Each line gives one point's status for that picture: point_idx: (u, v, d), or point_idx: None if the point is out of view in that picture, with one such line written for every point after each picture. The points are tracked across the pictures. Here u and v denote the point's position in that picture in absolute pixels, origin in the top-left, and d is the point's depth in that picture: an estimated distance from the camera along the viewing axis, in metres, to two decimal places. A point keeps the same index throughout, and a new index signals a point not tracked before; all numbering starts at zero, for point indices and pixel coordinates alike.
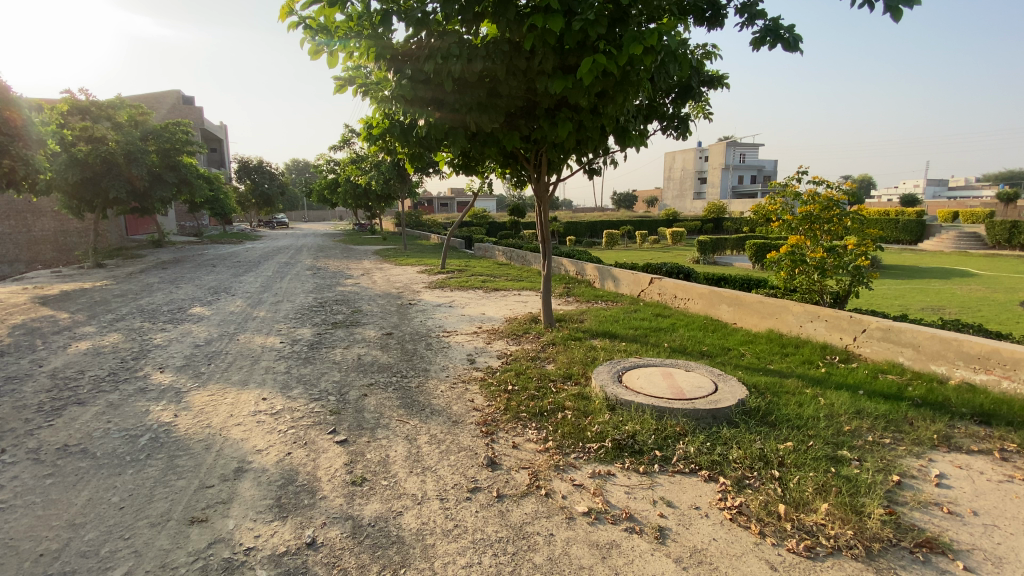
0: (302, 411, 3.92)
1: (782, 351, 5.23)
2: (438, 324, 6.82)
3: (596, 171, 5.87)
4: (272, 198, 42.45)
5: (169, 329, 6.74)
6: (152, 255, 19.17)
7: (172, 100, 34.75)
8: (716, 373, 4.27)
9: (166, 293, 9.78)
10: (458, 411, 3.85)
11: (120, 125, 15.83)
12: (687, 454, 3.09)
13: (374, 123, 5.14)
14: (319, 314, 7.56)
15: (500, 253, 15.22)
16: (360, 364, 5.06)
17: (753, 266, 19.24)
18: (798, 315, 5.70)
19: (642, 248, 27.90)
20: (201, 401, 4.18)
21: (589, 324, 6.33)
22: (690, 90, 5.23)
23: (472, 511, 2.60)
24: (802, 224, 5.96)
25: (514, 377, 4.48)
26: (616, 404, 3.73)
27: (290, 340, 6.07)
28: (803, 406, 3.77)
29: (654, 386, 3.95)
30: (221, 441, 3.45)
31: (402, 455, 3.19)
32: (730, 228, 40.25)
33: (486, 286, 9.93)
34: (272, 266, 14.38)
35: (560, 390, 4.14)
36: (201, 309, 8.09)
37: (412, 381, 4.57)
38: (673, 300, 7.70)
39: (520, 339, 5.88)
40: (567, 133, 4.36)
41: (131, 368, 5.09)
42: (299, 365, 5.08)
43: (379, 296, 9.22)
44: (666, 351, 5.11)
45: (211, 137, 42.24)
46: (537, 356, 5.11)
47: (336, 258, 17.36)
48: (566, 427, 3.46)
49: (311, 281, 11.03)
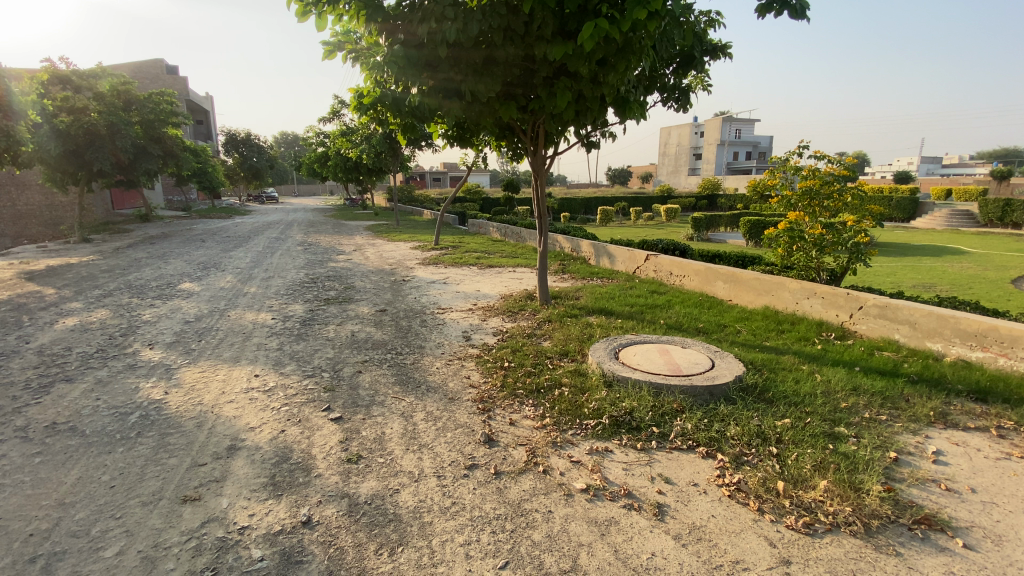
0: (296, 388, 3.86)
1: (777, 328, 5.23)
2: (432, 301, 6.74)
3: (595, 144, 5.72)
4: (261, 171, 41.66)
5: (158, 305, 6.62)
6: (139, 229, 18.81)
7: (156, 70, 33.64)
8: (713, 350, 4.26)
9: (155, 268, 9.60)
10: (454, 388, 3.81)
11: (101, 95, 15.27)
12: (685, 431, 3.07)
13: (365, 91, 4.96)
14: (311, 290, 7.45)
15: (494, 230, 15.07)
16: (354, 341, 5.00)
17: (749, 243, 19.21)
18: (794, 292, 5.68)
19: (637, 225, 27.77)
20: (192, 378, 4.12)
21: (585, 301, 6.28)
22: (692, 60, 5.09)
23: (470, 488, 2.57)
24: (802, 199, 5.88)
25: (511, 354, 4.44)
26: (614, 380, 3.71)
27: (282, 316, 5.98)
28: (801, 382, 3.77)
29: (652, 363, 3.93)
30: (213, 419, 3.39)
31: (398, 432, 3.15)
32: (725, 206, 40.12)
33: (480, 263, 9.83)
34: (263, 241, 14.15)
35: (557, 366, 4.11)
36: (191, 285, 7.95)
37: (407, 358, 4.52)
38: (669, 276, 7.66)
39: (516, 316, 5.83)
40: (565, 103, 4.21)
41: (119, 344, 4.99)
42: (292, 341, 5.01)
43: (372, 272, 9.10)
44: (663, 328, 5.08)
45: (196, 109, 41.09)
46: (533, 333, 5.07)
47: (328, 233, 17.14)
48: (563, 404, 3.42)
49: (302, 257, 10.87)
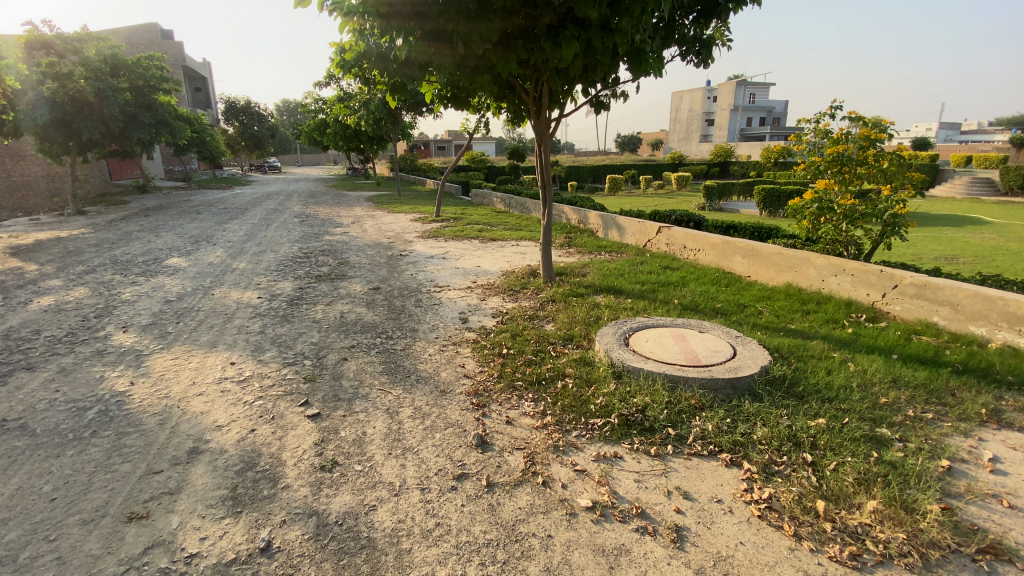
0: (273, 378, 3.51)
1: (802, 308, 4.81)
2: (429, 278, 6.34)
3: (604, 104, 5.17)
4: (262, 140, 40.83)
5: (140, 283, 6.25)
6: (136, 201, 18.38)
7: (149, 34, 32.45)
8: (734, 335, 3.86)
9: (144, 243, 9.23)
10: (446, 379, 3.44)
11: (87, 60, 14.50)
12: (705, 434, 2.70)
13: (347, 46, 4.44)
14: (303, 266, 7.06)
15: (498, 200, 14.52)
16: (343, 323, 4.62)
17: (761, 213, 18.52)
18: (820, 268, 5.24)
19: (646, 194, 26.98)
20: (162, 366, 3.78)
21: (592, 278, 5.86)
22: (715, 7, 4.50)
23: (457, 505, 2.22)
24: (831, 165, 5.33)
25: (510, 339, 4.06)
26: (624, 371, 3.32)
27: (269, 294, 5.61)
28: (834, 373, 3.38)
29: (667, 351, 3.53)
30: (178, 416, 3.06)
31: (380, 432, 2.80)
32: (737, 174, 38.94)
33: (481, 236, 9.37)
34: (260, 213, 13.73)
35: (560, 354, 3.71)
36: (179, 260, 7.57)
37: (398, 343, 4.15)
38: (682, 251, 7.20)
39: (517, 295, 5.43)
40: (572, 54, 3.70)
41: (92, 327, 4.65)
42: (275, 323, 4.64)
43: (369, 246, 8.67)
44: (677, 309, 4.67)
45: (194, 76, 39.97)
46: (535, 315, 4.68)
47: (327, 204, 16.64)
48: (567, 399, 3.05)
49: (298, 230, 10.45)
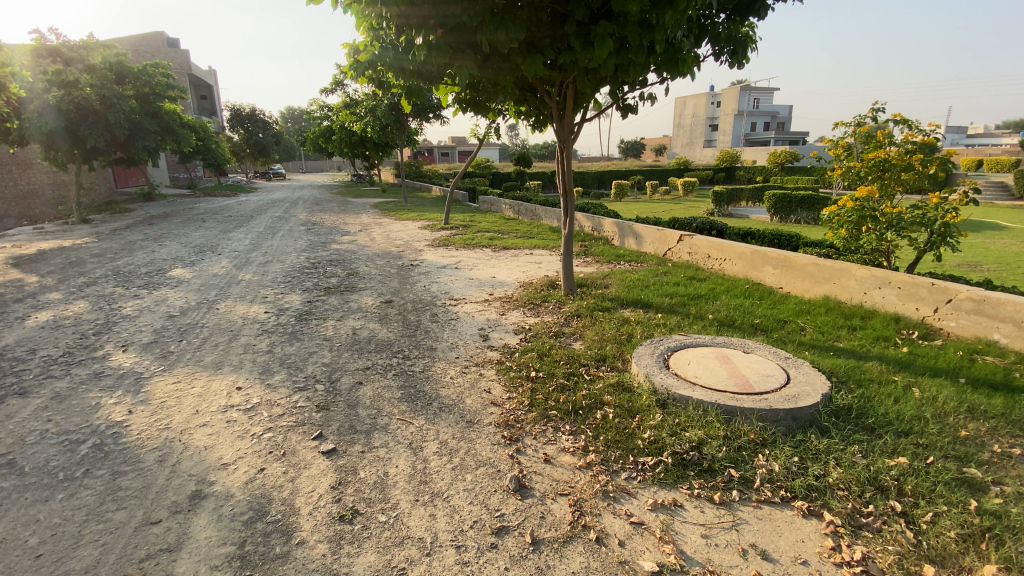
0: (283, 406, 3.20)
1: (846, 323, 4.49)
2: (444, 290, 6.04)
3: (632, 108, 4.88)
4: (267, 147, 40.82)
5: (142, 296, 5.98)
6: (141, 209, 18.22)
7: (155, 42, 32.52)
8: (784, 358, 3.55)
9: (148, 252, 8.98)
10: (472, 407, 3.12)
11: (93, 66, 14.28)
12: (773, 477, 2.41)
13: (362, 47, 4.18)
14: (310, 277, 6.77)
15: (506, 207, 14.25)
16: (355, 341, 4.31)
17: (772, 219, 18.21)
18: (862, 280, 4.92)
19: (653, 200, 26.68)
20: (163, 392, 3.49)
21: (616, 290, 5.55)
22: (753, 3, 4.21)
23: (500, 569, 1.91)
24: (872, 171, 5.02)
25: (538, 360, 3.75)
26: (669, 400, 3.01)
27: (276, 309, 5.32)
28: (903, 403, 3.05)
29: (715, 375, 3.23)
30: (179, 452, 2.76)
31: (405, 473, 2.49)
32: (743, 179, 38.64)
33: (493, 244, 9.08)
34: (265, 220, 13.49)
35: (595, 378, 3.40)
36: (183, 272, 7.31)
37: (416, 364, 3.84)
38: (706, 260, 6.90)
39: (538, 309, 5.12)
40: (606, 53, 3.43)
41: (90, 346, 4.36)
42: (284, 341, 4.35)
43: (378, 256, 8.40)
44: (713, 325, 4.36)
45: (200, 84, 40.08)
46: (561, 332, 4.37)
47: (333, 211, 16.40)
48: (610, 433, 2.75)
49: (305, 239, 10.20)
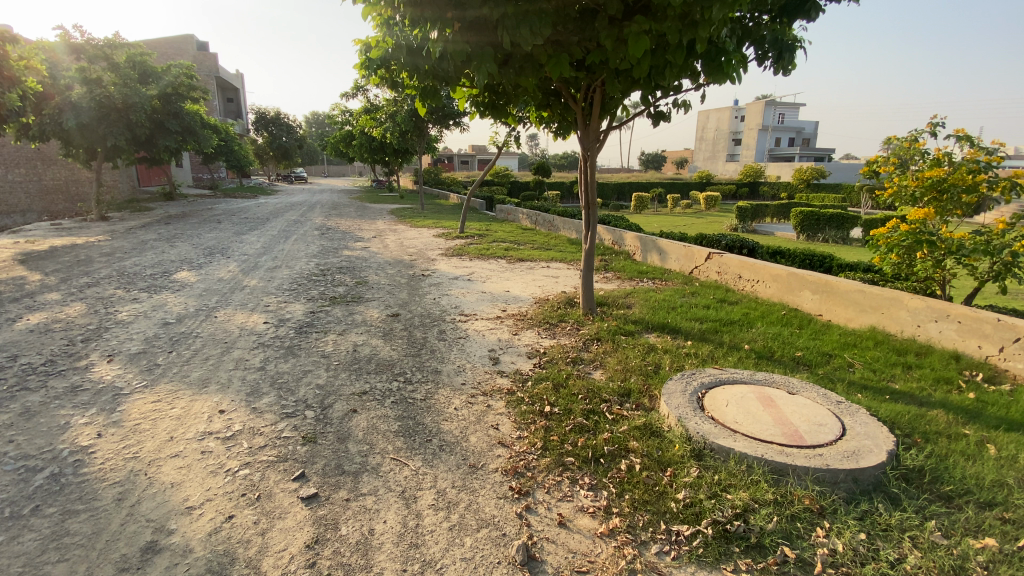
0: (265, 436, 2.86)
1: (898, 360, 4.02)
2: (454, 304, 5.69)
3: (664, 115, 4.50)
4: (290, 150, 41.31)
5: (141, 300, 5.75)
6: (160, 208, 18.35)
7: (186, 46, 33.21)
8: (835, 403, 3.11)
9: (158, 253, 8.82)
10: (476, 447, 2.74)
11: (117, 65, 14.40)
12: (837, 561, 1.98)
13: (375, 43, 3.89)
14: (317, 285, 6.49)
15: (524, 217, 13.90)
16: (354, 359, 3.96)
17: (799, 237, 17.59)
18: (915, 311, 4.44)
19: (674, 213, 26.17)
20: (140, 412, 3.17)
21: (639, 311, 5.14)
22: (803, 3, 3.80)
23: None
24: (927, 192, 4.57)
25: (553, 391, 3.36)
26: (706, 450, 2.61)
27: (276, 319, 5.01)
28: (982, 463, 2.58)
29: (758, 422, 2.83)
30: (141, 489, 2.43)
31: (393, 532, 2.12)
32: (767, 194, 37.85)
33: (509, 255, 8.72)
34: (280, 224, 13.35)
35: (619, 418, 2.99)
36: (188, 275, 7.09)
37: (418, 389, 3.47)
38: (736, 280, 6.46)
39: (554, 329, 4.72)
40: (640, 51, 3.08)
41: (74, 355, 4.09)
42: (279, 357, 4.02)
43: (389, 264, 8.10)
44: (750, 358, 3.93)
45: (227, 86, 40.80)
46: (579, 357, 3.98)
47: (349, 216, 16.27)
48: (636, 491, 2.36)
49: (316, 244, 9.97)
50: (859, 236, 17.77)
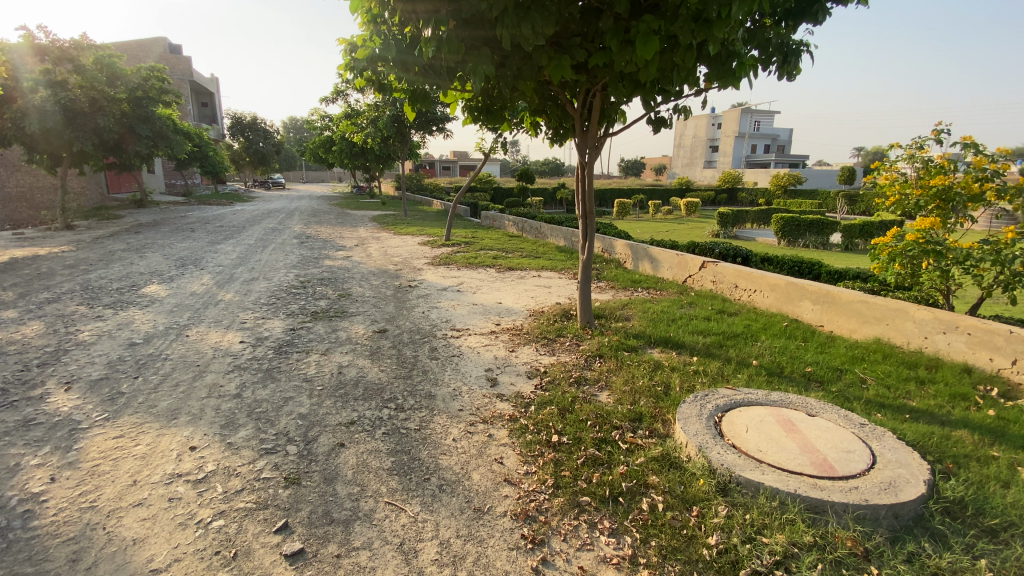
0: (243, 478, 2.55)
1: (910, 375, 3.88)
2: (444, 318, 5.42)
3: (664, 121, 4.31)
4: (267, 156, 40.45)
5: (106, 318, 5.32)
6: (131, 216, 17.62)
7: (158, 49, 32.27)
8: (858, 426, 2.94)
9: (126, 265, 8.31)
10: (481, 486, 2.48)
11: (84, 67, 13.72)
12: None
13: (361, 41, 3.61)
14: (298, 299, 6.14)
15: (510, 224, 13.69)
16: (339, 384, 3.65)
17: (780, 242, 17.78)
18: (922, 323, 4.33)
19: (657, 219, 26.28)
20: (100, 451, 2.82)
21: (638, 324, 4.94)
22: (810, 5, 3.66)
23: None
24: (932, 201, 4.53)
25: (559, 417, 3.11)
26: (731, 485, 2.41)
27: (254, 338, 4.66)
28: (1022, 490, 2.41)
29: (783, 450, 2.64)
30: (98, 549, 2.09)
31: None
32: (746, 200, 38.43)
33: (497, 265, 8.47)
34: (257, 232, 12.86)
35: (633, 448, 2.77)
36: (159, 289, 6.65)
37: (412, 416, 3.19)
38: (733, 290, 6.32)
39: (553, 345, 4.47)
40: (650, 53, 2.89)
41: (27, 383, 3.68)
42: (257, 382, 3.69)
43: (373, 275, 7.78)
44: (760, 375, 3.76)
45: (201, 91, 39.76)
46: (582, 377, 3.75)
47: (329, 224, 15.82)
48: (663, 536, 2.13)
49: (296, 253, 9.57)
50: (837, 241, 18.04)
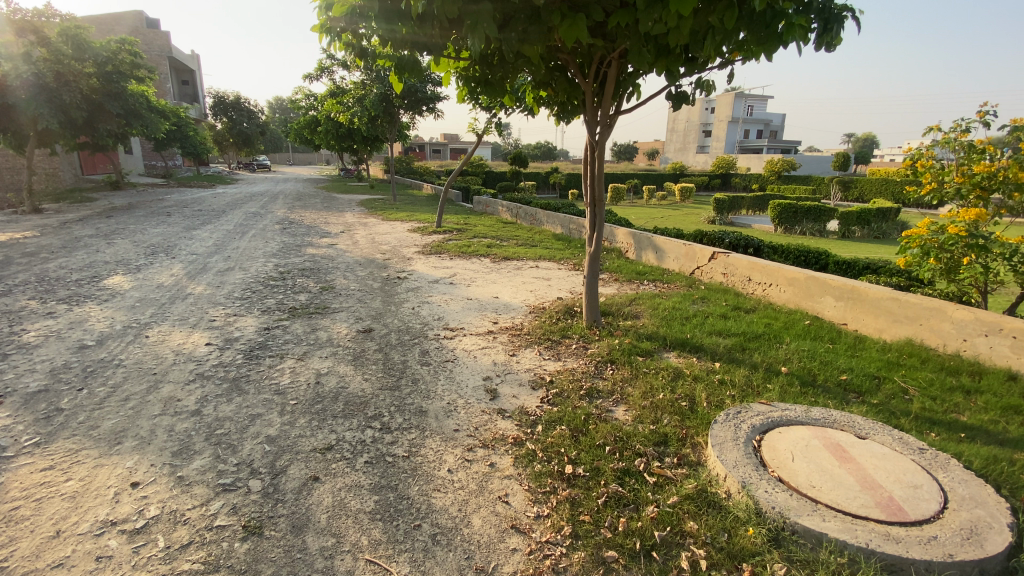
0: (192, 527, 2.08)
1: (954, 384, 3.49)
2: (436, 315, 4.94)
3: (685, 97, 3.85)
4: (252, 137, 39.21)
5: (58, 314, 4.78)
6: (104, 198, 16.77)
7: (134, 23, 30.88)
8: (916, 454, 2.53)
9: (90, 253, 7.68)
10: (483, 536, 2.05)
11: (46, 39, 12.54)
12: None
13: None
14: (275, 292, 5.63)
15: (503, 210, 13.16)
16: (316, 397, 3.17)
17: (777, 230, 17.44)
18: (961, 323, 3.92)
19: (650, 205, 25.80)
20: (20, 490, 2.33)
21: (650, 323, 4.51)
22: None
23: None
24: (973, 189, 4.12)
25: (571, 440, 2.68)
26: (786, 534, 2.00)
27: (223, 339, 4.16)
28: None
29: (840, 486, 2.23)
30: None
31: None
32: (740, 186, 38.08)
33: (492, 254, 7.97)
34: (238, 217, 12.23)
35: (662, 483, 2.35)
36: (122, 280, 6.08)
37: (400, 440, 2.72)
38: (745, 283, 5.91)
39: (557, 349, 4.02)
40: (688, 9, 2.39)
41: None
42: (220, 395, 3.20)
43: (359, 265, 7.25)
44: (791, 385, 3.34)
45: (182, 68, 38.18)
46: (594, 387, 3.31)
47: (315, 208, 15.21)
48: None
49: (277, 240, 8.99)
50: (834, 228, 17.73)
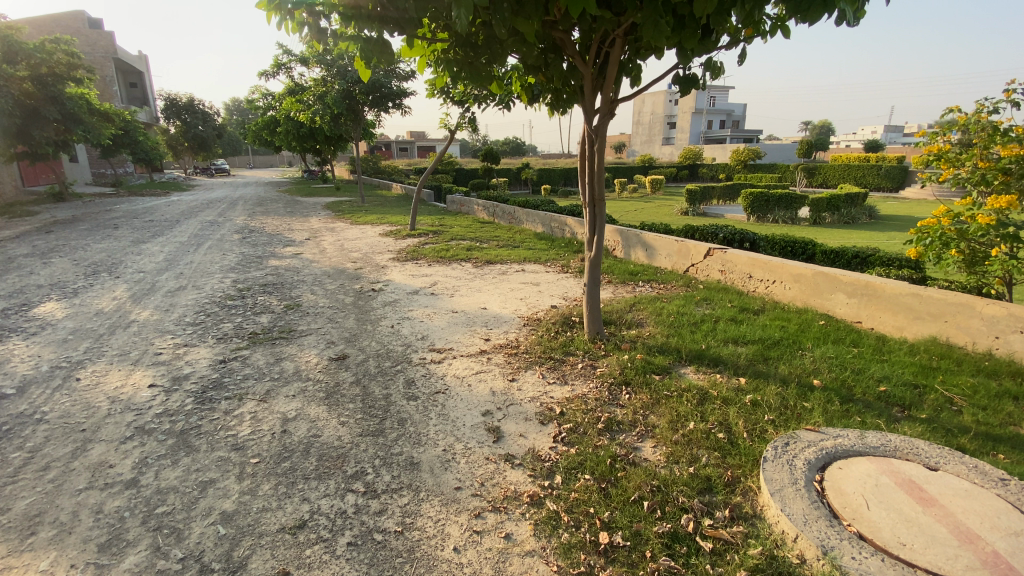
0: None
1: (999, 389, 3.18)
2: (419, 333, 4.41)
3: (694, 81, 3.44)
4: (208, 141, 37.41)
5: None
6: (45, 212, 15.47)
7: (73, 24, 29.00)
8: (1002, 487, 2.16)
9: (22, 276, 6.83)
10: None
11: None
12: None
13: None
14: (234, 314, 4.99)
15: (478, 209, 12.62)
16: (284, 452, 2.62)
17: (751, 218, 17.41)
18: (991, 320, 3.62)
19: (623, 198, 25.63)
20: None
21: (657, 333, 4.09)
22: None
23: None
24: (999, 173, 3.84)
25: (599, 495, 2.21)
26: None
27: (170, 378, 3.54)
28: None
29: (936, 542, 1.84)
30: None
31: None
32: (708, 176, 38.37)
33: (472, 258, 7.45)
34: (193, 227, 11.33)
35: (721, 552, 1.91)
36: (55, 308, 5.32)
37: (389, 508, 2.20)
38: (746, 281, 5.58)
39: (562, 369, 3.56)
40: None
41: None
42: (164, 457, 2.61)
43: (328, 276, 6.62)
44: (831, 402, 2.96)
45: (129, 70, 36.12)
46: (613, 418, 2.85)
47: (278, 213, 14.35)
48: None
49: (237, 252, 8.25)
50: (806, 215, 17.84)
